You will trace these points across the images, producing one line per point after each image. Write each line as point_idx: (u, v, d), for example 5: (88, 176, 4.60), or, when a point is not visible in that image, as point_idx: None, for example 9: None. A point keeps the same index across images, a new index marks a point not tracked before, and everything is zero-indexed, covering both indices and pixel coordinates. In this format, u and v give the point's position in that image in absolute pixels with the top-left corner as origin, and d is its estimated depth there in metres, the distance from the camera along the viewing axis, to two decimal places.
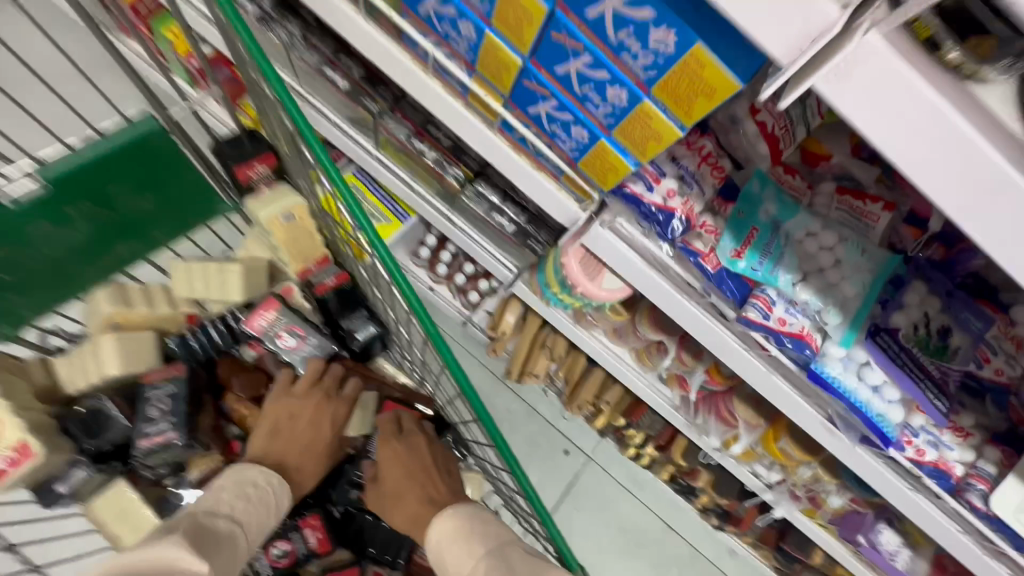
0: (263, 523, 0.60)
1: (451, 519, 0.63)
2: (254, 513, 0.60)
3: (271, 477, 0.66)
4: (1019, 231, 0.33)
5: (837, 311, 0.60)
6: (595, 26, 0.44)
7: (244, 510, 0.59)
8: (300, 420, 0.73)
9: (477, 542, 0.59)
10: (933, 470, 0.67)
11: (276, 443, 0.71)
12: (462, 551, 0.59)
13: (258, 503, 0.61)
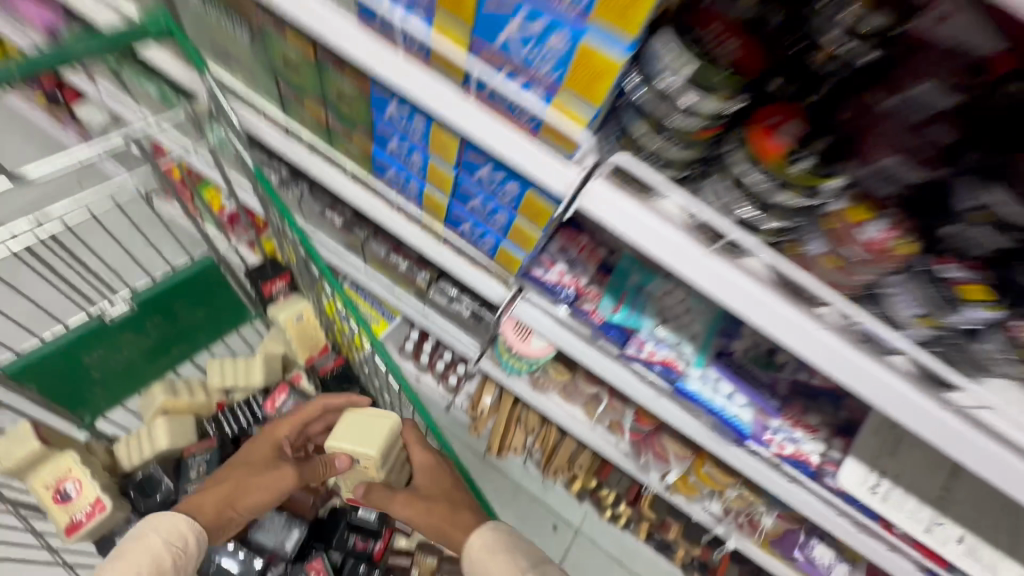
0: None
1: (492, 533, 0.79)
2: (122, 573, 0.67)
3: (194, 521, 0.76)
4: (705, 269, 0.57)
5: (689, 343, 0.85)
6: (478, 180, 0.70)
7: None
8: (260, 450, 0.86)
9: (519, 555, 0.75)
10: (796, 461, 0.85)
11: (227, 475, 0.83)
12: (507, 561, 0.74)
13: (134, 558, 0.69)
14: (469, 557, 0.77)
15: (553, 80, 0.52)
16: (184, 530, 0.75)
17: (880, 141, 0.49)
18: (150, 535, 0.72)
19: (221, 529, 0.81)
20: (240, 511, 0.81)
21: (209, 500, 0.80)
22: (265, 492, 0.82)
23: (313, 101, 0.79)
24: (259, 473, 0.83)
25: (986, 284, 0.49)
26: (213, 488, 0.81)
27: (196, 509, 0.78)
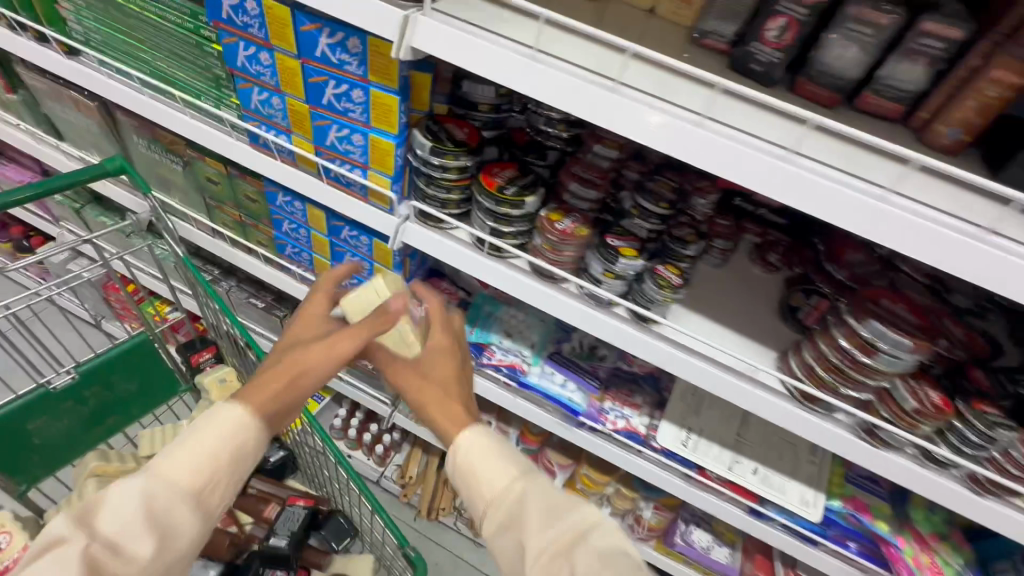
0: (208, 465, 0.55)
1: (482, 434, 0.62)
2: (186, 458, 0.54)
3: (236, 430, 0.57)
4: (482, 268, 0.86)
5: (529, 349, 1.12)
6: (343, 240, 1.00)
7: (175, 464, 0.54)
8: (308, 324, 0.70)
9: (508, 462, 0.60)
10: (627, 433, 1.06)
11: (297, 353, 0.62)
12: (495, 467, 0.60)
13: (202, 440, 0.55)
14: (454, 463, 0.62)
15: (361, 160, 0.83)
16: (238, 421, 0.57)
17: (576, 174, 0.85)
18: (214, 422, 0.57)
19: (286, 411, 0.61)
20: (311, 382, 0.61)
21: (267, 392, 0.60)
22: (298, 369, 0.61)
23: (230, 206, 1.12)
24: (314, 342, 0.63)
25: (633, 247, 0.80)
26: (263, 380, 0.61)
27: (250, 394, 0.59)
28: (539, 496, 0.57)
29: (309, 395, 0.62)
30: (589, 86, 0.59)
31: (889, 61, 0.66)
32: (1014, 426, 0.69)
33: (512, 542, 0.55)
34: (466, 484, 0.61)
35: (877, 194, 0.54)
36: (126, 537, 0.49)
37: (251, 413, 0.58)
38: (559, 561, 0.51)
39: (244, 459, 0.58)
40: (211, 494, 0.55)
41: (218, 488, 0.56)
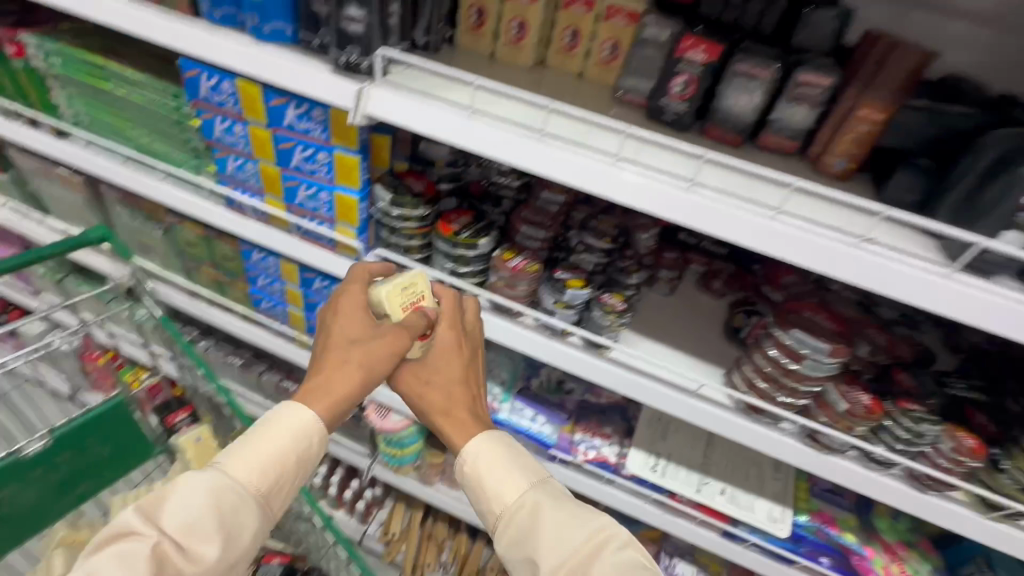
0: (264, 469, 0.66)
1: (492, 447, 0.70)
2: (249, 462, 0.66)
3: (299, 438, 0.68)
4: None
5: (499, 386, 1.15)
6: (314, 289, 1.06)
7: (234, 467, 0.65)
8: (354, 319, 0.74)
9: (518, 475, 0.68)
10: (599, 462, 1.08)
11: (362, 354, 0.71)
12: (506, 480, 0.68)
13: (261, 450, 0.66)
14: (468, 472, 0.70)
15: (327, 214, 0.91)
16: (294, 433, 0.68)
17: (524, 217, 0.92)
18: (275, 431, 0.67)
19: (341, 411, 0.71)
20: (370, 386, 0.72)
21: (332, 395, 0.70)
22: (348, 377, 0.70)
23: (208, 266, 1.18)
24: (364, 348, 0.71)
25: (580, 277, 0.87)
26: (335, 382, 0.70)
27: (314, 397, 0.70)
28: (552, 512, 0.65)
29: (361, 395, 0.72)
30: (520, 137, 0.68)
31: (779, 106, 0.77)
32: (935, 420, 0.76)
33: (526, 551, 0.64)
34: (479, 494, 0.69)
35: (768, 214, 0.63)
36: (195, 532, 0.60)
37: (314, 419, 0.69)
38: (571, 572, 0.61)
39: (296, 466, 0.68)
40: (274, 497, 0.67)
41: (275, 491, 0.67)
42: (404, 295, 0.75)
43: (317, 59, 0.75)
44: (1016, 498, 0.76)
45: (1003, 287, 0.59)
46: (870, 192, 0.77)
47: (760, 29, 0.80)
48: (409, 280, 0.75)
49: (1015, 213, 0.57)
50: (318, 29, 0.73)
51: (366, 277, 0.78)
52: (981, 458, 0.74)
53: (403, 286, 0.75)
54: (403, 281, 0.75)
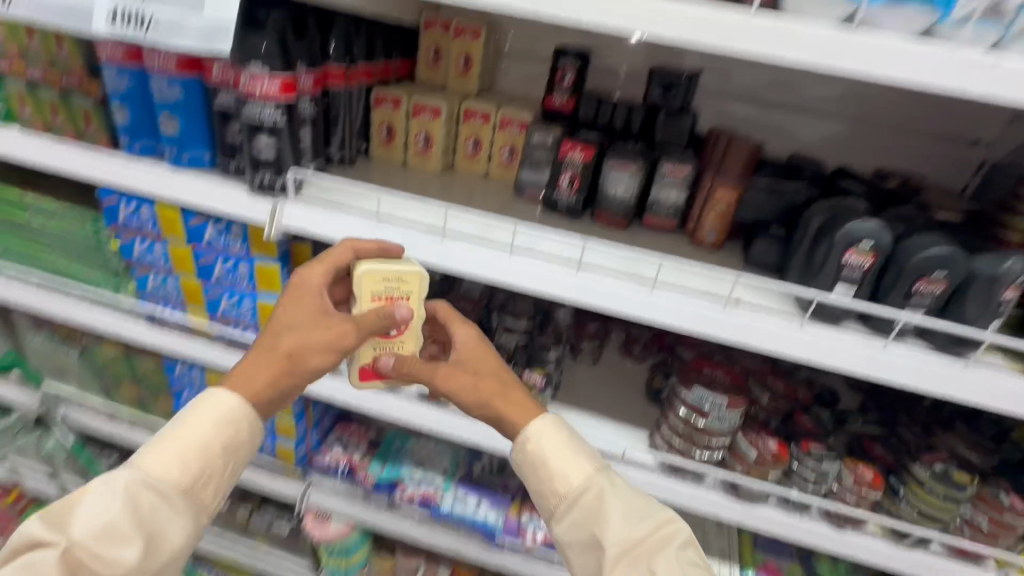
0: (186, 462, 0.63)
1: (559, 430, 0.72)
2: (169, 457, 0.62)
3: (224, 429, 0.65)
4: (377, 402, 0.94)
5: (440, 475, 1.13)
6: None
7: (151, 465, 0.62)
8: (306, 304, 0.68)
9: (584, 459, 0.71)
10: (548, 544, 1.06)
11: (301, 339, 0.66)
12: (573, 464, 0.70)
13: (181, 442, 0.63)
14: (532, 453, 0.71)
15: (251, 321, 0.93)
16: (219, 424, 0.64)
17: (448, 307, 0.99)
18: (196, 421, 0.64)
19: (276, 398, 0.67)
20: (303, 375, 0.67)
21: (262, 380, 0.66)
22: (277, 366, 0.66)
23: (129, 384, 1.15)
24: (304, 336, 0.66)
25: None
26: (260, 368, 0.66)
27: (239, 385, 0.66)
28: (618, 500, 0.68)
29: (299, 384, 0.68)
30: (425, 238, 0.75)
31: (654, 193, 0.90)
32: (834, 457, 0.83)
33: (594, 532, 0.67)
34: (543, 476, 0.71)
35: (648, 287, 0.71)
36: (111, 537, 0.59)
37: (243, 406, 0.65)
38: (632, 560, 0.65)
39: (221, 455, 0.65)
40: (202, 489, 0.64)
41: (201, 484, 0.64)
42: (383, 288, 0.68)
43: (234, 181, 0.81)
44: (919, 523, 0.81)
45: (848, 331, 0.69)
46: (741, 258, 0.88)
47: (629, 128, 0.94)
48: (393, 275, 0.68)
49: (840, 268, 0.67)
50: (233, 155, 0.79)
51: (345, 256, 0.69)
52: (879, 488, 0.81)
53: (387, 277, 0.68)
54: (392, 271, 0.68)
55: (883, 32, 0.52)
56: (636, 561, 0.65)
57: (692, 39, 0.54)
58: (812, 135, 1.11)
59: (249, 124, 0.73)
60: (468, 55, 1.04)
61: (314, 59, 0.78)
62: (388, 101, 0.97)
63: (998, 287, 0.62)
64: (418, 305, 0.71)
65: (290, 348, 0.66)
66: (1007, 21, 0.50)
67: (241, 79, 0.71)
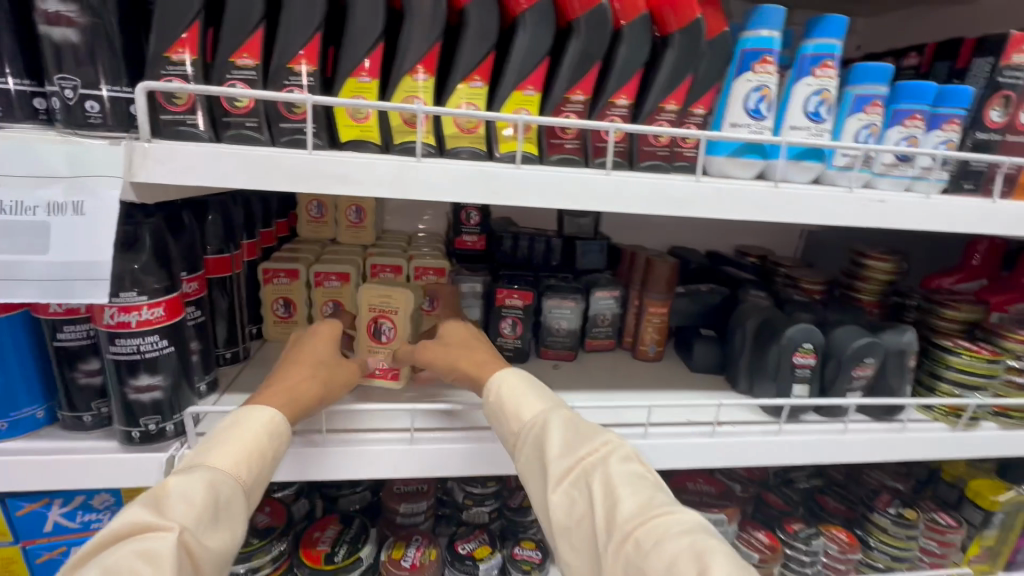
0: (252, 457, 0.49)
1: (512, 374, 0.63)
2: (239, 449, 0.48)
3: (277, 430, 0.52)
4: None
5: None
6: None
7: (227, 455, 0.47)
8: (319, 340, 0.62)
9: (536, 395, 0.61)
10: None
11: (324, 366, 0.60)
12: (526, 400, 0.60)
13: (244, 434, 0.49)
14: (489, 404, 0.62)
15: None
16: (282, 422, 0.52)
17: (400, 493, 0.85)
18: (251, 418, 0.51)
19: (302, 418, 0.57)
20: (331, 397, 0.60)
21: (300, 404, 0.56)
22: (309, 390, 0.57)
23: None
24: (330, 366, 0.60)
25: (484, 542, 0.81)
26: (290, 390, 0.55)
27: (274, 402, 0.54)
28: (568, 428, 0.56)
29: (328, 403, 0.60)
30: (391, 448, 0.62)
31: (591, 317, 0.90)
32: (816, 532, 0.87)
33: (539, 461, 0.55)
34: (499, 423, 0.60)
35: (640, 433, 0.69)
36: (201, 530, 0.41)
37: (288, 415, 0.54)
38: (574, 481, 0.52)
39: (284, 453, 0.53)
40: (255, 494, 0.49)
41: (263, 480, 0.50)
42: (378, 301, 0.73)
43: (97, 435, 0.59)
44: (893, 567, 0.88)
45: (809, 423, 0.75)
46: (682, 363, 0.92)
47: (549, 259, 0.93)
48: (387, 290, 0.72)
49: (793, 369, 0.73)
50: (91, 401, 0.58)
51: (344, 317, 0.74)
52: (857, 548, 0.87)
53: (379, 293, 0.73)
54: (383, 288, 0.73)
55: (794, 184, 0.60)
56: (577, 486, 0.52)
57: (654, 208, 0.56)
58: (683, 231, 1.27)
59: (117, 364, 0.54)
60: (360, 206, 0.94)
61: (194, 260, 0.63)
62: (282, 274, 0.81)
63: (905, 357, 0.74)
64: (405, 321, 0.73)
65: (313, 370, 0.58)
66: (875, 166, 0.61)
67: (102, 312, 0.52)
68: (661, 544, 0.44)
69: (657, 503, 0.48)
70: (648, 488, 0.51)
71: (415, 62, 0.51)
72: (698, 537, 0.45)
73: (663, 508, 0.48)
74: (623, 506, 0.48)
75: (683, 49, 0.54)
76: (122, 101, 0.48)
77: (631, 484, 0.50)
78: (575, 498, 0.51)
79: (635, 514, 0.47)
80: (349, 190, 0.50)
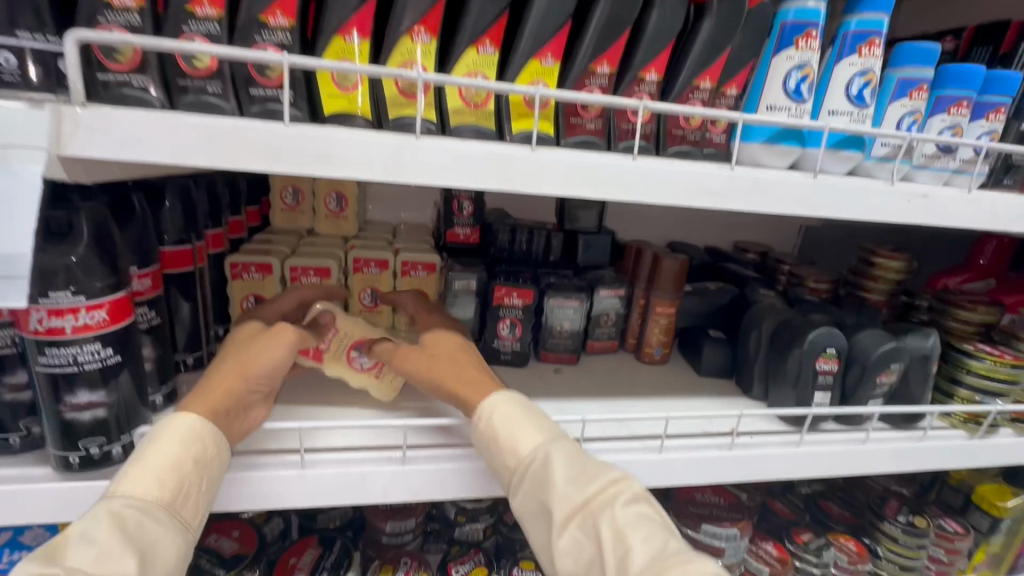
0: (165, 472, 0.42)
1: (506, 399, 0.54)
2: (146, 468, 0.42)
3: (194, 436, 0.45)
4: None
5: None
6: None
7: (138, 480, 0.41)
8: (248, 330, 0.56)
9: (534, 421, 0.53)
10: None
11: (240, 349, 0.52)
12: (523, 430, 0.52)
13: (152, 451, 0.43)
14: (481, 436, 0.53)
15: None
16: (202, 427, 0.46)
17: (385, 510, 0.77)
18: (162, 432, 0.44)
19: (231, 410, 0.48)
20: (250, 376, 0.50)
21: (207, 392, 0.48)
22: (217, 379, 0.49)
23: None
24: (241, 349, 0.52)
25: (481, 564, 0.75)
26: (201, 387, 0.49)
27: (186, 403, 0.47)
28: (573, 460, 0.50)
29: (256, 385, 0.50)
30: (382, 470, 0.54)
31: (594, 318, 0.84)
32: (826, 543, 0.84)
33: (541, 500, 0.49)
34: (494, 457, 0.53)
35: (655, 448, 0.63)
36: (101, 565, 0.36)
37: (196, 411, 0.47)
38: (581, 524, 0.47)
39: (219, 460, 0.46)
40: (186, 505, 0.43)
41: (196, 494, 0.44)
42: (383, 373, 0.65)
43: (29, 459, 0.50)
44: None
45: (829, 433, 0.71)
46: (690, 366, 0.86)
47: (548, 255, 0.86)
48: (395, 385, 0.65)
49: (815, 376, 0.69)
50: (19, 419, 0.49)
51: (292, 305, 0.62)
52: (867, 558, 0.84)
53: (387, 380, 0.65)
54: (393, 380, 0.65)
55: (832, 176, 0.54)
56: (586, 530, 0.46)
57: (686, 200, 0.49)
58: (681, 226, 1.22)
59: (50, 378, 0.45)
60: (340, 193, 0.84)
61: (147, 252, 0.53)
62: (252, 267, 0.71)
63: (929, 363, 0.70)
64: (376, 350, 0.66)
65: (227, 357, 0.52)
66: (917, 157, 0.56)
67: (28, 317, 0.43)
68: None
69: (669, 551, 0.44)
70: (659, 533, 0.46)
71: (415, 21, 0.43)
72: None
73: (678, 557, 0.43)
74: (635, 556, 0.43)
75: (721, 19, 0.49)
76: (48, 55, 0.39)
77: (639, 529, 0.45)
78: (584, 543, 0.46)
79: (648, 566, 0.42)
80: (337, 171, 0.42)
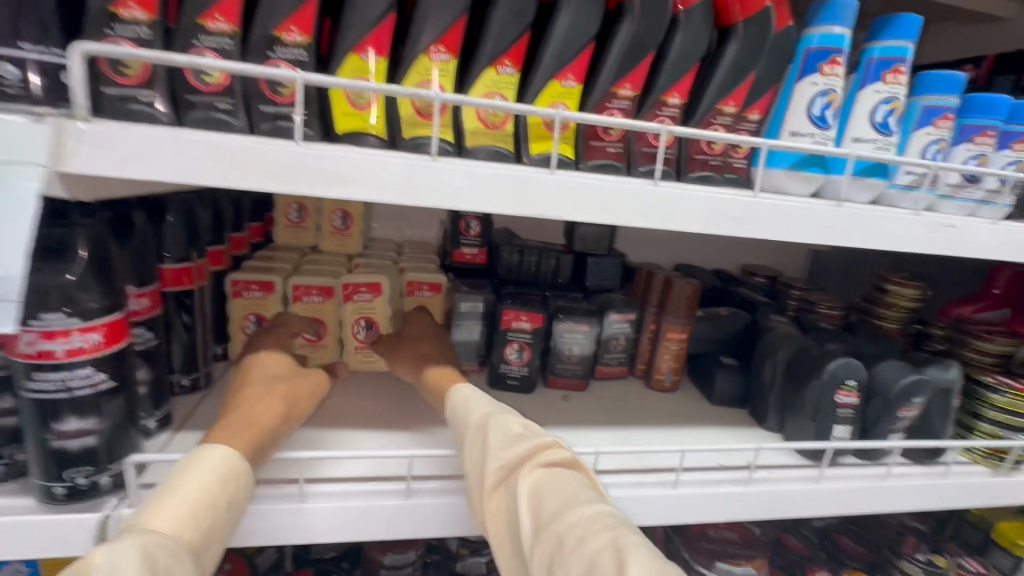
0: (200, 511, 0.40)
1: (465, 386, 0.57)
2: (183, 504, 0.39)
3: (230, 474, 0.43)
4: None
5: None
6: None
7: (173, 514, 0.38)
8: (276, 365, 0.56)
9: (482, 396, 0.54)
10: None
11: (280, 385, 0.53)
12: (468, 403, 0.53)
13: (189, 486, 0.41)
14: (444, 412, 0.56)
15: None
16: (240, 466, 0.44)
17: (385, 542, 0.74)
18: (196, 467, 0.42)
19: (265, 447, 0.48)
20: (284, 415, 0.51)
21: (248, 426, 0.47)
22: (270, 408, 0.50)
23: None
24: (291, 383, 0.54)
25: None
26: (237, 418, 0.48)
27: (226, 433, 0.46)
28: (505, 425, 0.49)
29: (292, 424, 0.53)
30: (385, 504, 0.51)
31: (602, 342, 0.82)
32: None
33: (472, 468, 0.48)
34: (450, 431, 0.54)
35: (669, 483, 0.60)
36: None
37: (241, 447, 0.46)
38: (505, 483, 0.45)
39: (242, 507, 0.44)
40: (205, 554, 0.39)
41: (216, 542, 0.41)
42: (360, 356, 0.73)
43: (12, 489, 0.47)
44: None
45: (849, 468, 0.68)
46: (701, 394, 0.84)
47: (557, 277, 0.85)
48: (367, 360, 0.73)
49: (835, 408, 0.66)
50: (4, 446, 0.46)
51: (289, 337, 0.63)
52: None
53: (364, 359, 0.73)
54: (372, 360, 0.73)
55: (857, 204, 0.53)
56: (511, 489, 0.45)
57: (708, 228, 0.48)
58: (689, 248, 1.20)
59: (39, 404, 0.42)
60: (346, 210, 0.83)
61: (147, 271, 0.51)
62: (253, 286, 0.68)
63: (950, 396, 0.68)
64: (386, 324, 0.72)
65: (265, 390, 0.52)
66: (941, 187, 0.55)
67: (17, 340, 0.41)
68: (585, 543, 0.37)
69: (582, 498, 0.41)
70: (579, 487, 0.43)
71: (434, 40, 0.42)
72: (621, 533, 0.37)
73: (587, 504, 0.40)
74: (548, 506, 0.41)
75: (745, 44, 0.48)
76: (53, 68, 0.38)
77: (558, 484, 0.43)
78: (507, 503, 0.44)
79: (559, 512, 0.40)
80: (349, 193, 0.40)
